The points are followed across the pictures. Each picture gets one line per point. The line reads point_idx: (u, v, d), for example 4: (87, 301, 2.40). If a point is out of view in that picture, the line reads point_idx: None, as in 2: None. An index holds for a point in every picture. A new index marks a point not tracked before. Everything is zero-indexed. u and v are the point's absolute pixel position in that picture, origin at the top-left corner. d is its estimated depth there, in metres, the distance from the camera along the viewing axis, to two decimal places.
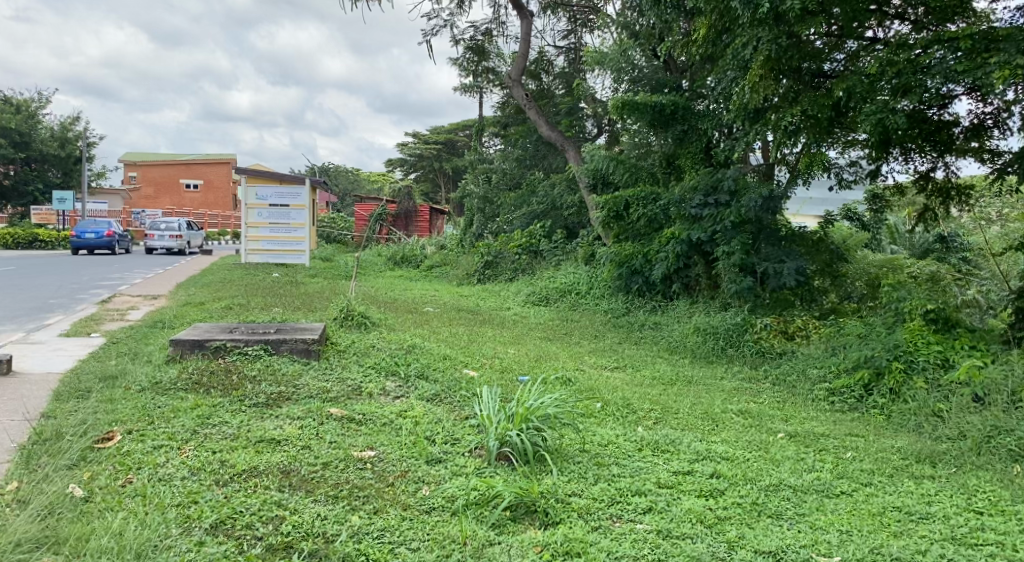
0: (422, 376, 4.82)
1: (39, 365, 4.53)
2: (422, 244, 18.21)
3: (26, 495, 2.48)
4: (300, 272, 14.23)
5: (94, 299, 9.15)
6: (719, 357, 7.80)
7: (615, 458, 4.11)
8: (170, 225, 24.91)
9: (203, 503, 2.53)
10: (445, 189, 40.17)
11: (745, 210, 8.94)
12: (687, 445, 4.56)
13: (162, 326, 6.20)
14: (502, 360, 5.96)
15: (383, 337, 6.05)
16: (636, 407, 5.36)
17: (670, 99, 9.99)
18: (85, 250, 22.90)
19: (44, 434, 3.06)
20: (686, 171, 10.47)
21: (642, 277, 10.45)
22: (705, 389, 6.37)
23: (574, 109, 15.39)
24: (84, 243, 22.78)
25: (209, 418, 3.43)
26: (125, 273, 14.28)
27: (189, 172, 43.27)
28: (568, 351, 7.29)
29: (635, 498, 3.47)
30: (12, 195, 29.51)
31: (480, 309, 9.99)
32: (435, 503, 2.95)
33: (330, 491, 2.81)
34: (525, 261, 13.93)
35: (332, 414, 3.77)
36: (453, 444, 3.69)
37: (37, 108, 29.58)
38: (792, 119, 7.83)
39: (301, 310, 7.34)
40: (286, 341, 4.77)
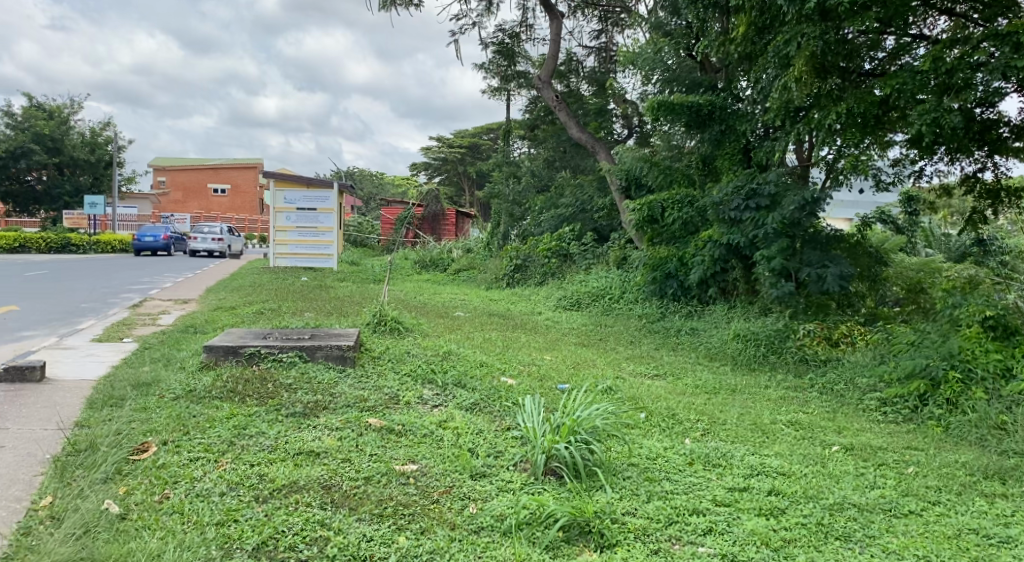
0: (460, 384, 4.64)
1: (72, 371, 4.44)
2: (450, 248, 18.12)
3: (61, 512, 2.35)
4: (329, 275, 14.22)
5: (126, 302, 9.17)
6: (761, 364, 7.53)
7: (666, 473, 3.90)
8: (214, 229, 25.39)
9: (243, 523, 2.37)
10: (470, 193, 40.19)
11: (787, 213, 8.61)
12: (740, 459, 4.32)
13: (195, 331, 6.13)
14: (539, 367, 5.78)
15: (418, 342, 5.89)
16: (682, 418, 5.13)
17: (707, 99, 9.83)
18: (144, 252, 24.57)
19: (78, 445, 2.94)
20: (723, 172, 10.16)
21: (677, 281, 10.27)
22: (750, 398, 6.11)
23: (603, 109, 15.25)
24: (143, 247, 24.49)
25: (246, 428, 3.29)
26: (155, 276, 14.32)
27: (217, 177, 43.85)
28: (605, 358, 7.10)
29: (693, 518, 3.25)
30: (45, 199, 30.06)
31: (511, 313, 9.82)
32: (483, 523, 2.76)
33: (374, 509, 2.64)
34: (555, 265, 13.73)
35: (372, 425, 3.61)
36: (497, 458, 3.51)
37: (69, 114, 30.14)
38: (837, 119, 7.53)
39: (334, 315, 7.23)
40: (322, 347, 4.63)
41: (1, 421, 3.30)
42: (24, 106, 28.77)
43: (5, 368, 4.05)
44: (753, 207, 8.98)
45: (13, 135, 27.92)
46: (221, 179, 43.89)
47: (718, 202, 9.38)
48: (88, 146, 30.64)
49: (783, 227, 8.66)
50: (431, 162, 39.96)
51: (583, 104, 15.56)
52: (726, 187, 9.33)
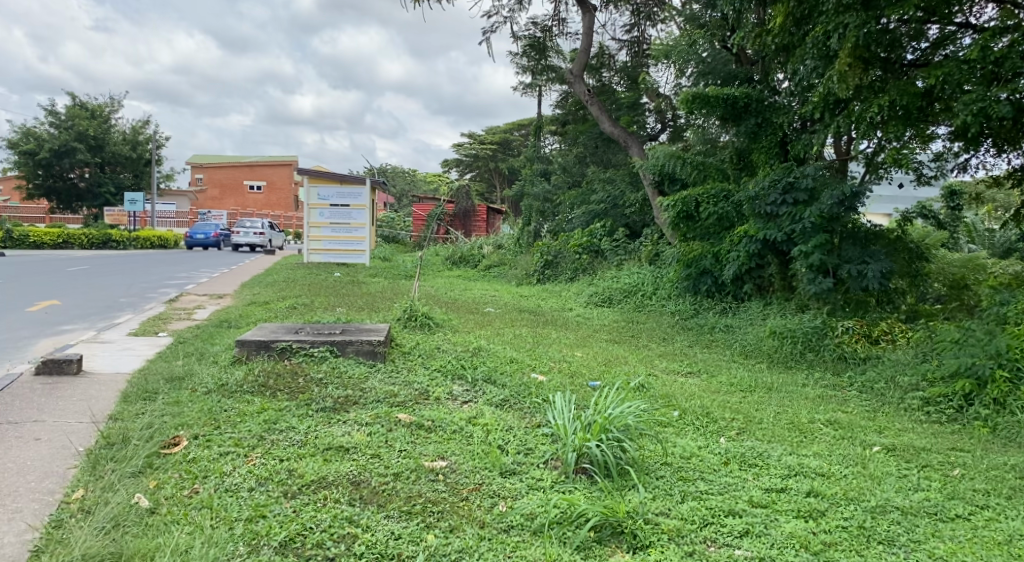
0: (489, 381, 4.60)
1: (108, 364, 4.52)
2: (480, 244, 18.13)
3: (91, 505, 2.36)
4: (362, 271, 14.34)
5: (163, 297, 9.34)
6: (798, 363, 7.33)
7: (700, 473, 3.81)
8: (254, 224, 26.11)
9: (271, 519, 2.36)
10: (501, 189, 40.15)
11: (825, 208, 8.36)
12: (777, 459, 4.21)
13: (228, 325, 6.20)
14: (570, 363, 5.71)
15: (448, 338, 5.86)
16: (717, 417, 5.01)
17: (743, 91, 9.60)
18: (196, 247, 26.90)
19: (111, 438, 2.98)
20: (759, 167, 9.93)
21: (711, 277, 10.10)
22: (787, 397, 5.94)
23: (636, 103, 15.06)
24: (195, 243, 26.77)
25: (276, 423, 3.30)
26: (193, 272, 14.57)
27: (254, 174, 44.69)
28: (638, 354, 6.99)
29: (729, 519, 3.16)
30: (87, 196, 30.85)
31: (542, 309, 9.75)
32: (513, 522, 2.72)
33: (403, 506, 2.61)
34: (586, 261, 13.64)
35: (401, 420, 3.59)
36: (527, 455, 3.46)
37: (110, 113, 30.92)
38: (879, 112, 7.29)
39: (365, 310, 7.25)
40: (352, 342, 4.63)
41: (38, 413, 3.36)
42: (68, 105, 29.57)
43: (44, 361, 4.14)
44: (790, 201, 8.77)
45: (57, 133, 28.78)
46: (257, 177, 44.68)
47: (753, 196, 9.17)
48: (129, 144, 31.39)
49: (821, 221, 8.43)
50: (462, 159, 40.04)
51: (616, 99, 15.37)
52: (762, 181, 9.10)
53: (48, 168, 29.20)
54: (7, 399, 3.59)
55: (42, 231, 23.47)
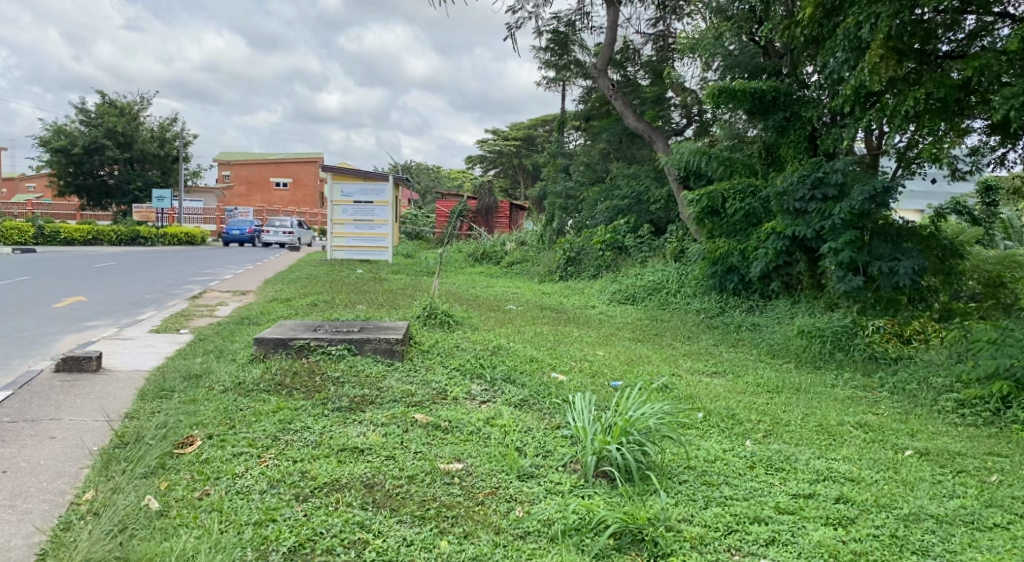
0: (509, 380, 4.52)
1: (128, 362, 4.54)
2: (503, 241, 18.07)
3: (101, 507, 2.35)
4: (384, 268, 14.39)
5: (187, 294, 9.43)
6: (827, 362, 7.14)
7: (725, 477, 3.70)
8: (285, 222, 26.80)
9: (282, 523, 2.32)
10: (525, 185, 40.02)
11: (856, 204, 8.13)
12: (806, 463, 4.07)
13: (248, 322, 6.21)
14: (592, 363, 5.61)
15: (468, 336, 5.80)
16: (742, 418, 4.87)
17: (771, 85, 9.39)
18: (233, 243, 27.65)
19: (125, 438, 2.97)
20: (787, 162, 9.70)
21: (737, 275, 9.91)
22: (815, 398, 5.77)
23: (660, 98, 14.83)
24: (232, 239, 27.47)
25: (291, 423, 3.26)
26: (219, 268, 14.73)
27: (280, 171, 45.22)
28: (661, 354, 6.86)
29: (755, 526, 3.04)
30: (116, 193, 31.48)
31: (564, 307, 9.65)
32: (530, 527, 2.64)
33: (416, 511, 2.55)
34: (609, 258, 13.51)
35: (417, 420, 3.53)
36: (545, 457, 3.38)
37: (139, 110, 31.43)
38: (913, 105, 7.03)
39: (384, 308, 7.22)
40: (370, 340, 4.59)
41: (55, 411, 3.37)
42: (98, 103, 30.15)
43: (64, 358, 4.17)
44: (819, 197, 8.57)
45: (88, 131, 29.37)
46: (283, 173, 45.19)
47: (781, 192, 8.96)
48: (157, 141, 31.92)
49: (851, 218, 8.21)
50: (486, 155, 39.99)
51: (640, 93, 15.16)
52: (790, 177, 8.89)
53: (79, 166, 29.85)
54: (26, 397, 3.61)
55: (73, 228, 24.00)
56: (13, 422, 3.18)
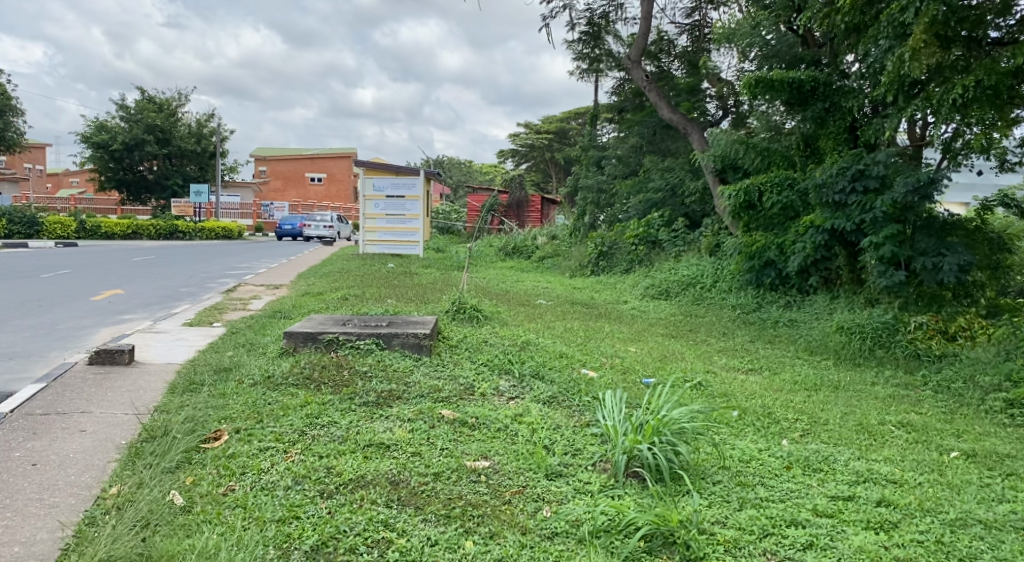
0: (537, 376, 4.46)
1: (160, 355, 4.60)
2: (534, 235, 18.00)
3: (127, 502, 2.36)
4: (415, 262, 14.45)
5: (222, 287, 9.57)
6: (867, 360, 6.92)
7: (761, 478, 3.59)
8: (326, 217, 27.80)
9: (305, 520, 2.30)
10: (558, 179, 39.83)
11: (898, 196, 7.86)
12: (845, 464, 3.93)
13: (279, 316, 6.26)
14: (622, 359, 5.51)
15: (496, 331, 5.76)
16: (779, 417, 4.74)
17: (810, 74, 9.14)
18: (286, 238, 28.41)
19: (152, 431, 2.99)
20: (827, 154, 9.42)
21: (774, 270, 9.68)
22: (855, 397, 5.59)
23: (695, 89, 14.56)
24: (285, 234, 28.21)
25: (318, 418, 3.25)
26: (252, 262, 14.96)
27: (315, 166, 45.85)
28: (693, 350, 6.73)
29: (792, 530, 2.92)
30: (156, 187, 32.26)
31: (596, 302, 9.54)
32: (557, 528, 2.58)
33: (442, 510, 2.50)
34: (642, 252, 13.35)
35: (444, 417, 3.50)
36: (574, 456, 3.31)
37: (177, 106, 32.10)
38: (960, 94, 6.75)
39: (414, 302, 7.21)
40: (398, 334, 4.57)
41: (86, 404, 3.43)
42: (138, 100, 30.92)
43: (97, 351, 4.25)
44: (860, 190, 8.31)
45: (128, 127, 30.14)
46: (318, 169, 45.83)
47: (820, 184, 8.71)
48: (195, 137, 32.58)
49: (894, 211, 7.93)
50: (518, 149, 39.91)
51: (674, 85, 14.90)
52: (829, 169, 8.63)
53: (120, 161, 30.66)
54: (60, 389, 3.68)
55: (114, 222, 24.66)
56: (46, 414, 3.24)
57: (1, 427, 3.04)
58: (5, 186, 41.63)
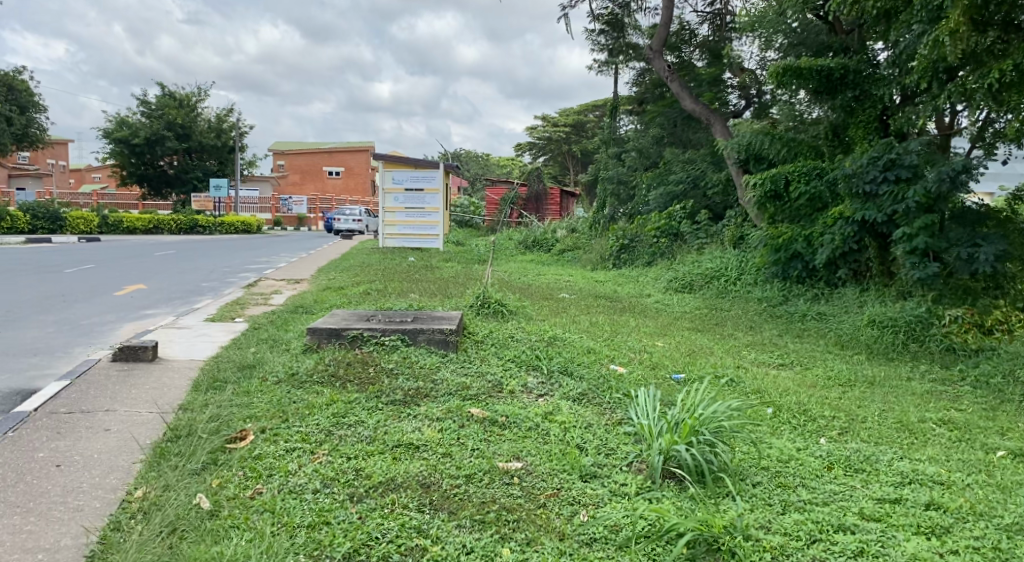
0: (566, 372, 4.36)
1: (183, 351, 4.54)
2: (553, 229, 17.86)
3: (153, 506, 2.28)
4: (435, 256, 14.39)
5: (243, 282, 9.57)
6: (901, 354, 6.71)
7: (801, 480, 3.45)
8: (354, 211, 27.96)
9: (335, 526, 2.21)
10: (576, 172, 39.59)
11: (932, 185, 7.61)
12: (888, 464, 3.77)
13: (302, 311, 6.22)
14: (651, 354, 5.38)
15: (522, 326, 5.64)
16: (816, 415, 4.58)
17: (839, 62, 8.90)
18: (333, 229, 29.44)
19: (177, 431, 2.93)
20: (856, 143, 9.17)
21: (801, 262, 9.46)
22: (892, 393, 5.40)
23: (717, 79, 14.30)
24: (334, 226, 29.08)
25: (345, 417, 3.17)
26: (272, 256, 14.98)
27: (332, 160, 46.01)
28: (721, 344, 6.57)
29: (840, 536, 2.78)
30: (176, 182, 32.61)
31: (619, 295, 9.40)
32: (596, 534, 2.45)
33: (476, 515, 2.40)
34: (664, 245, 13.18)
35: (474, 415, 3.40)
36: (608, 456, 3.19)
37: (197, 101, 32.33)
38: (999, 79, 6.49)
39: (437, 297, 7.12)
40: (424, 330, 4.49)
41: (110, 402, 3.37)
42: (158, 96, 31.18)
43: (121, 347, 4.20)
44: (892, 179, 8.05)
45: (149, 122, 30.41)
46: (336, 162, 45.99)
47: (850, 174, 8.47)
48: (214, 132, 32.80)
49: (927, 201, 7.69)
50: (535, 142, 39.73)
51: (696, 75, 14.64)
52: (859, 158, 8.38)
53: (141, 156, 30.98)
54: (84, 387, 3.63)
55: (135, 217, 25.02)
56: (70, 413, 3.18)
57: (25, 426, 2.99)
58: (31, 182, 42.32)
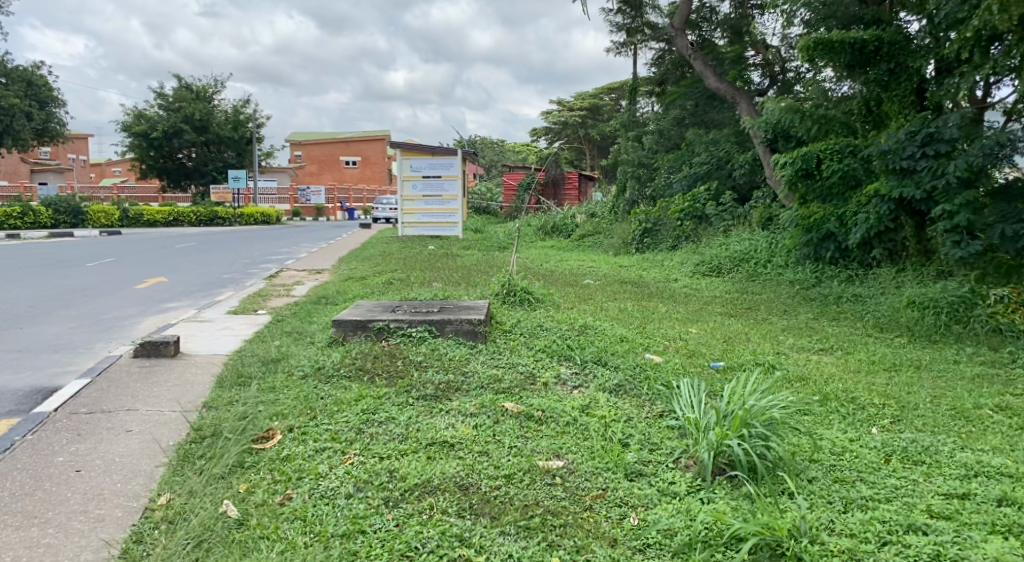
0: (600, 362, 4.16)
1: (205, 345, 4.42)
2: (573, 214, 17.61)
3: (177, 516, 2.13)
4: (456, 243, 14.22)
5: (264, 273, 9.47)
6: (944, 336, 6.40)
7: (858, 473, 3.23)
8: None
9: (370, 535, 2.04)
10: (593, 157, 39.15)
11: (974, 158, 7.24)
12: (950, 456, 3.52)
13: (326, 302, 6.09)
14: (686, 341, 5.15)
15: (551, 315, 5.44)
16: (865, 403, 4.34)
17: (873, 33, 8.52)
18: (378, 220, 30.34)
19: (202, 431, 2.78)
20: (891, 118, 8.79)
21: (834, 243, 9.16)
22: (942, 377, 5.14)
23: (741, 57, 13.87)
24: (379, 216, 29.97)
25: (375, 414, 3.01)
26: (293, 246, 14.91)
27: (349, 150, 46.00)
28: (757, 329, 6.33)
29: (912, 537, 2.55)
30: (194, 174, 32.71)
31: (646, 280, 9.17)
32: (650, 539, 2.24)
33: (520, 520, 2.22)
34: (688, 228, 12.90)
35: (509, 410, 3.22)
36: (652, 451, 2.99)
37: (213, 93, 32.33)
38: None
39: (461, 285, 6.94)
40: (451, 321, 4.31)
41: (132, 401, 3.24)
42: (174, 88, 31.21)
43: (142, 343, 4.08)
44: (931, 154, 7.70)
45: (166, 116, 30.48)
46: (351, 152, 45.96)
47: (885, 150, 8.13)
48: (230, 123, 32.78)
49: (969, 176, 7.33)
50: (551, 127, 39.34)
51: (718, 54, 14.18)
52: (895, 134, 8.04)
53: (159, 149, 31.08)
54: (104, 385, 3.50)
55: (155, 210, 25.14)
56: (90, 413, 3.05)
57: (44, 428, 2.86)
58: (52, 177, 42.79)
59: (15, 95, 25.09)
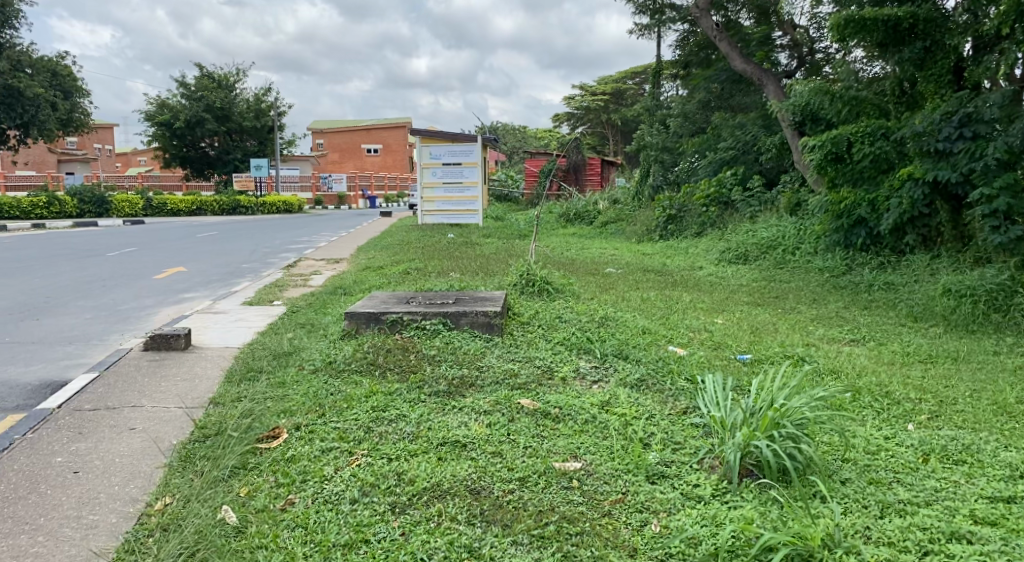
0: (621, 355, 4.00)
1: (218, 338, 4.37)
2: (595, 201, 17.37)
3: (175, 521, 2.05)
4: (476, 231, 14.10)
5: (284, 262, 9.44)
6: (982, 326, 6.10)
7: (894, 474, 3.05)
8: None
9: (375, 545, 1.93)
10: (616, 142, 38.63)
11: (1015, 140, 6.90)
12: (994, 455, 3.31)
13: (342, 292, 6.01)
14: (711, 333, 4.98)
15: (571, 305, 5.29)
16: (901, 398, 4.13)
17: (908, 10, 7.99)
18: None
19: (205, 430, 2.71)
20: (926, 99, 8.42)
21: (865, 229, 8.85)
22: (981, 369, 4.89)
23: (767, 38, 13.45)
24: None
25: (386, 411, 2.90)
26: (313, 235, 14.89)
27: (371, 137, 46.06)
28: (786, 319, 6.11)
29: (955, 546, 2.37)
30: (218, 163, 32.97)
31: (669, 268, 8.97)
32: (672, 548, 2.10)
33: (533, 528, 2.09)
34: (713, 214, 12.61)
35: (524, 407, 3.10)
36: (675, 451, 2.84)
37: (235, 82, 32.50)
38: None
39: (480, 275, 6.81)
40: (467, 313, 4.20)
41: (138, 397, 3.18)
42: (197, 78, 31.42)
43: (152, 336, 4.03)
44: (968, 136, 7.36)
45: (189, 105, 30.70)
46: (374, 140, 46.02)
47: (920, 132, 7.80)
48: (253, 112, 32.94)
49: (1009, 158, 6.99)
50: (574, 112, 38.88)
51: (744, 35, 13.70)
52: (930, 115, 7.70)
53: (183, 139, 31.38)
54: (112, 380, 3.46)
55: (179, 199, 25.43)
56: (95, 410, 3.00)
57: (47, 426, 2.81)
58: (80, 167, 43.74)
59: (42, 85, 25.46)
